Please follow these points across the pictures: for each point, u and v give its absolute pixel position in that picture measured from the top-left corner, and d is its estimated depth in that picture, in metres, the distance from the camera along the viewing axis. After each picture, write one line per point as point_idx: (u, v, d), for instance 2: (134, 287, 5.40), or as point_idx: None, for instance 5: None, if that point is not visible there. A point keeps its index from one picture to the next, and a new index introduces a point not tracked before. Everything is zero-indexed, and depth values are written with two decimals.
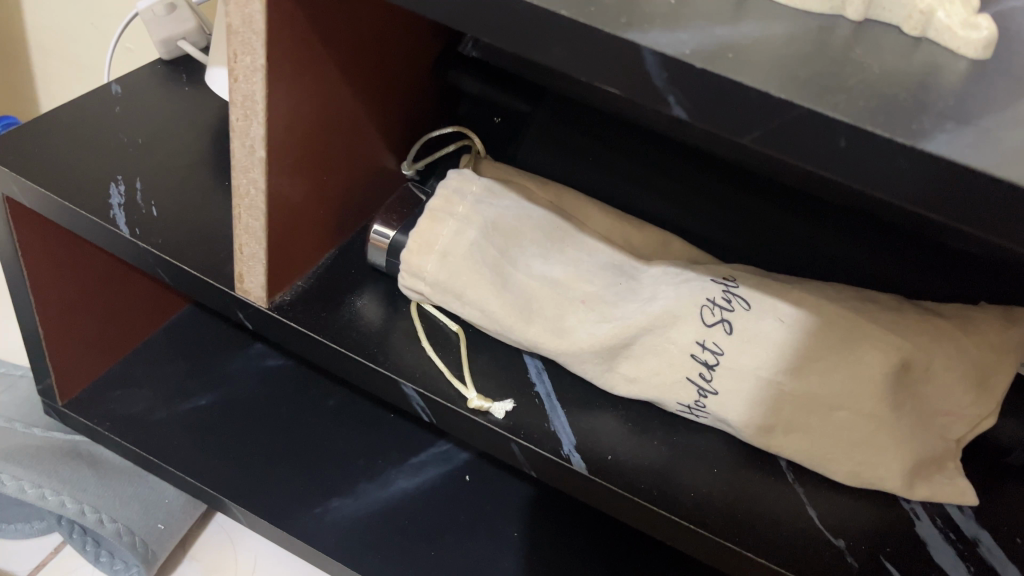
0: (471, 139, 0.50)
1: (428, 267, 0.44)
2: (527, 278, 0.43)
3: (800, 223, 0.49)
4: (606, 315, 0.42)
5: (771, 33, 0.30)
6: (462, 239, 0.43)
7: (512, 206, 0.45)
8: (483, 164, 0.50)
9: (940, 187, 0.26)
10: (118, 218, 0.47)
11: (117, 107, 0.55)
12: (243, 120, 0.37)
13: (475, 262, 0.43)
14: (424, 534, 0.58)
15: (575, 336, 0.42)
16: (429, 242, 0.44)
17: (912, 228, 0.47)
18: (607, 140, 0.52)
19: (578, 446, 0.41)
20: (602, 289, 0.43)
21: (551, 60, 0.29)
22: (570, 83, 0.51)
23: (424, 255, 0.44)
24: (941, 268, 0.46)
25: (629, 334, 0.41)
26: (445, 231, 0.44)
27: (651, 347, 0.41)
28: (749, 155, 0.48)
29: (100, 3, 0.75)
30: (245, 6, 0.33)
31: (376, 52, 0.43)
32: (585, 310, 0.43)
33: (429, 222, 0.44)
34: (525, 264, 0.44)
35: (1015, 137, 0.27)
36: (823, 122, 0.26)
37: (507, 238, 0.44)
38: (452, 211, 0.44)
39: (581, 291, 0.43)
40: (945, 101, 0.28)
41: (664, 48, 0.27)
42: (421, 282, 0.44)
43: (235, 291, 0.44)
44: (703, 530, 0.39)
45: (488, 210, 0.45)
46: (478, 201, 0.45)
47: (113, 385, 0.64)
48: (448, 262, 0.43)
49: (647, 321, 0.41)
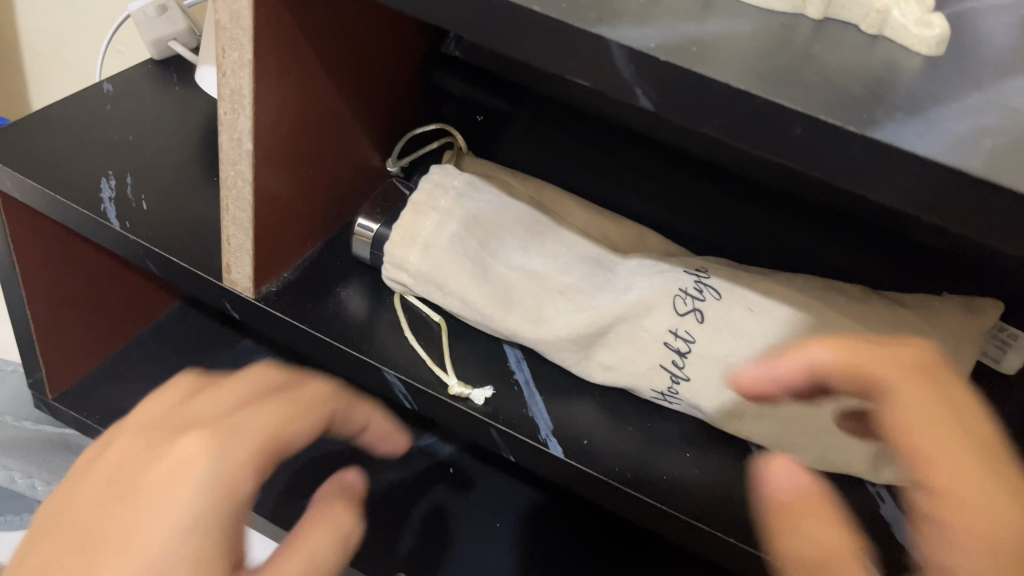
0: (453, 136, 0.52)
1: (410, 259, 0.45)
2: (507, 270, 0.45)
3: (772, 218, 0.50)
4: (582, 305, 0.44)
5: (734, 30, 0.32)
6: (443, 231, 0.45)
7: (492, 200, 0.47)
8: (465, 161, 0.52)
9: (889, 174, 0.27)
10: (108, 211, 0.48)
11: (109, 104, 0.57)
12: (231, 113, 0.38)
13: (456, 253, 0.44)
14: (408, 525, 0.60)
15: (552, 325, 0.43)
16: (412, 234, 0.45)
17: (879, 222, 0.48)
18: (588, 138, 0.54)
19: (555, 431, 0.42)
20: (579, 280, 0.45)
21: (524, 54, 0.31)
22: (552, 83, 0.52)
23: (407, 247, 0.45)
24: (907, 261, 0.48)
25: (604, 323, 0.43)
26: (426, 223, 0.45)
27: (624, 337, 0.43)
28: (723, 152, 0.50)
29: (92, 5, 0.76)
30: (233, 3, 0.34)
31: (361, 51, 0.44)
32: (563, 301, 0.44)
33: (412, 215, 0.45)
34: (505, 256, 0.45)
35: (961, 127, 0.28)
36: (777, 113, 0.28)
37: (487, 231, 0.46)
38: (434, 204, 0.46)
39: (559, 282, 0.45)
40: (898, 92, 0.30)
41: (630, 41, 0.29)
42: (404, 273, 0.46)
43: (223, 282, 0.46)
44: (675, 511, 0.40)
45: (469, 204, 0.46)
46: (460, 195, 0.46)
47: (103, 380, 0.66)
48: (430, 254, 0.44)
49: (622, 310, 0.43)
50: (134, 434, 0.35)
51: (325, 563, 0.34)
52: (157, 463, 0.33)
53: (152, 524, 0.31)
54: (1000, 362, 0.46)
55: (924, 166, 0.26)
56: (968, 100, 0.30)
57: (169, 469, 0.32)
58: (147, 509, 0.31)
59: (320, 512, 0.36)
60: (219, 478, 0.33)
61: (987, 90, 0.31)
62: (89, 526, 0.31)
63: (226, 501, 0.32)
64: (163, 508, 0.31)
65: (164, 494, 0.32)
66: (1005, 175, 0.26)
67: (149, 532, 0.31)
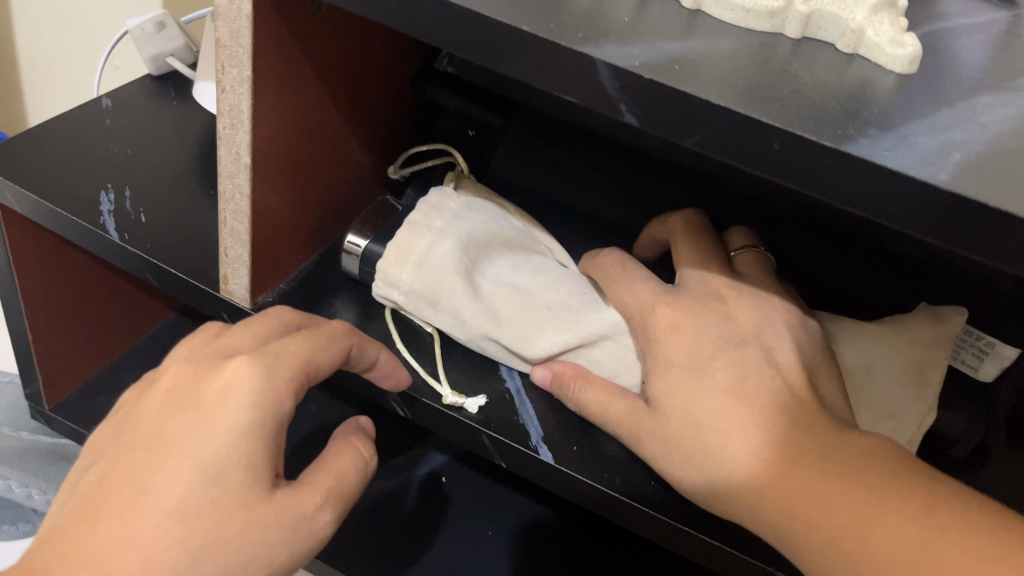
0: (455, 157, 0.52)
1: (403, 277, 0.46)
2: (496, 287, 0.46)
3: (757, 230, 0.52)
4: (569, 324, 0.45)
5: (715, 49, 0.33)
6: (438, 249, 0.45)
7: (485, 221, 0.48)
8: (464, 182, 0.52)
9: (860, 187, 0.28)
10: (108, 223, 0.49)
11: (108, 119, 0.58)
12: (230, 128, 0.39)
13: (451, 270, 0.45)
14: (400, 532, 0.60)
15: (537, 345, 0.44)
16: (406, 252, 0.46)
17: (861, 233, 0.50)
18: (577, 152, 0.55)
19: (545, 438, 0.43)
20: (568, 297, 0.46)
21: (513, 72, 0.32)
22: (543, 98, 0.53)
23: (400, 264, 0.46)
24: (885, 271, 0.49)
25: (589, 340, 0.44)
26: (421, 242, 0.46)
27: (608, 356, 0.44)
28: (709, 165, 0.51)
29: (90, 22, 0.77)
30: (232, 22, 0.35)
31: (357, 68, 0.46)
32: (553, 318, 0.45)
33: (409, 234, 0.46)
34: (494, 274, 0.47)
35: (929, 142, 0.29)
36: (753, 131, 0.29)
37: (480, 250, 0.47)
38: (430, 225, 0.46)
39: (548, 299, 0.46)
40: (870, 109, 0.31)
41: (615, 60, 0.30)
42: (396, 290, 0.46)
43: (220, 293, 0.47)
44: (661, 515, 0.41)
45: (463, 224, 0.47)
46: (455, 216, 0.47)
47: (99, 390, 0.66)
48: (423, 271, 0.45)
49: (608, 327, 0.44)
50: (182, 363, 0.37)
51: (345, 480, 0.38)
52: (204, 392, 0.35)
53: (183, 462, 0.33)
54: (977, 371, 0.48)
55: (895, 179, 0.28)
56: (939, 117, 0.31)
57: (210, 404, 0.34)
58: (178, 449, 0.33)
59: (339, 440, 0.40)
60: (252, 422, 0.34)
61: (958, 107, 0.32)
62: (124, 474, 0.33)
63: (261, 445, 0.34)
64: (193, 451, 0.33)
65: (164, 464, 0.33)
66: (972, 187, 0.27)
67: (179, 472, 0.32)
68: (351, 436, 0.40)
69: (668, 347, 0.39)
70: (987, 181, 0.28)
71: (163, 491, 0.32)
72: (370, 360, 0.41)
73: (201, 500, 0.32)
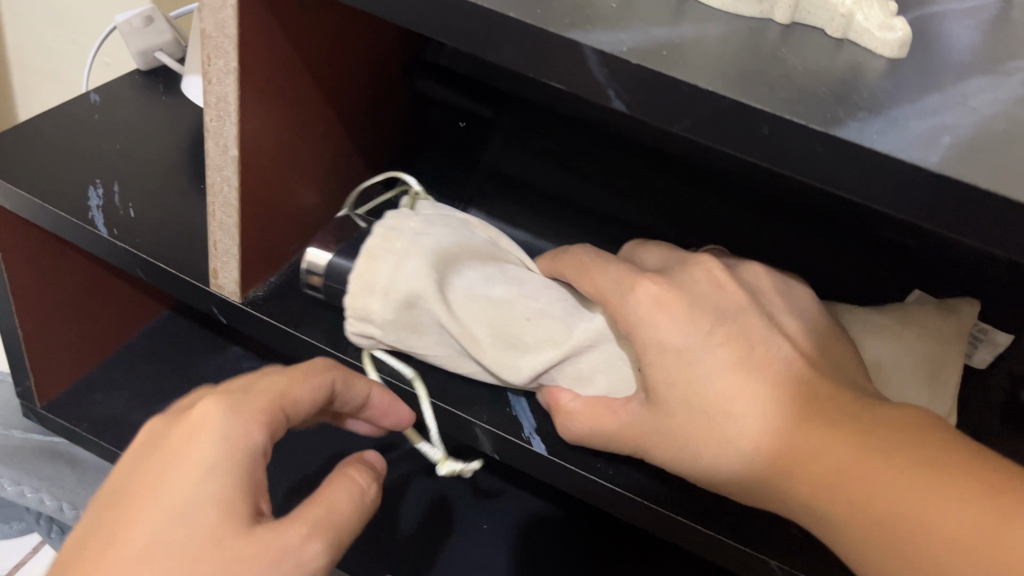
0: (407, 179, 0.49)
1: (374, 310, 0.41)
2: (469, 298, 0.41)
3: (748, 218, 0.52)
4: (552, 334, 0.40)
5: (704, 34, 0.33)
6: (402, 274, 0.41)
7: (444, 233, 0.44)
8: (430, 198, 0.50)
9: (849, 171, 0.28)
10: (97, 219, 0.49)
11: (97, 114, 0.57)
12: (217, 120, 0.39)
13: (421, 284, 0.40)
14: (395, 528, 0.60)
15: (524, 360, 0.41)
16: (369, 285, 0.41)
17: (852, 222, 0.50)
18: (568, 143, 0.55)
19: (539, 430, 0.43)
20: (547, 304, 0.42)
21: (501, 59, 0.32)
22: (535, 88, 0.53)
23: (368, 297, 0.41)
24: (876, 259, 0.49)
25: (573, 350, 0.40)
26: (382, 270, 0.41)
27: (592, 367, 0.40)
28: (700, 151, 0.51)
29: (79, 18, 0.76)
30: (217, 12, 0.35)
31: (346, 59, 0.45)
32: (535, 326, 0.41)
33: (367, 261, 0.41)
34: (466, 285, 0.42)
35: (918, 125, 0.29)
36: (742, 116, 0.29)
37: (444, 265, 0.42)
38: (390, 248, 0.42)
39: (526, 308, 0.41)
40: (859, 94, 0.31)
41: (603, 46, 0.30)
42: (371, 325, 0.42)
43: (210, 287, 0.46)
44: (654, 504, 0.40)
45: (425, 241, 0.42)
46: (417, 234, 0.42)
47: (91, 388, 0.66)
48: (392, 300, 0.41)
49: (592, 334, 0.40)
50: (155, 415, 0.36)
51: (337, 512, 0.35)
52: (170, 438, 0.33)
53: (151, 510, 0.31)
54: (970, 357, 0.47)
55: (885, 163, 0.27)
56: (929, 101, 0.31)
57: (178, 445, 0.33)
58: (144, 500, 0.31)
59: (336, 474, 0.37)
60: (223, 452, 0.32)
61: (948, 91, 0.32)
62: (91, 535, 0.31)
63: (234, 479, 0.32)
64: (160, 497, 0.31)
65: (131, 517, 0.31)
66: (963, 170, 0.27)
67: (147, 521, 0.30)
68: (353, 466, 0.38)
69: (661, 324, 0.35)
70: (977, 164, 0.28)
71: (133, 541, 0.30)
72: (358, 395, 0.40)
73: (172, 540, 0.30)
